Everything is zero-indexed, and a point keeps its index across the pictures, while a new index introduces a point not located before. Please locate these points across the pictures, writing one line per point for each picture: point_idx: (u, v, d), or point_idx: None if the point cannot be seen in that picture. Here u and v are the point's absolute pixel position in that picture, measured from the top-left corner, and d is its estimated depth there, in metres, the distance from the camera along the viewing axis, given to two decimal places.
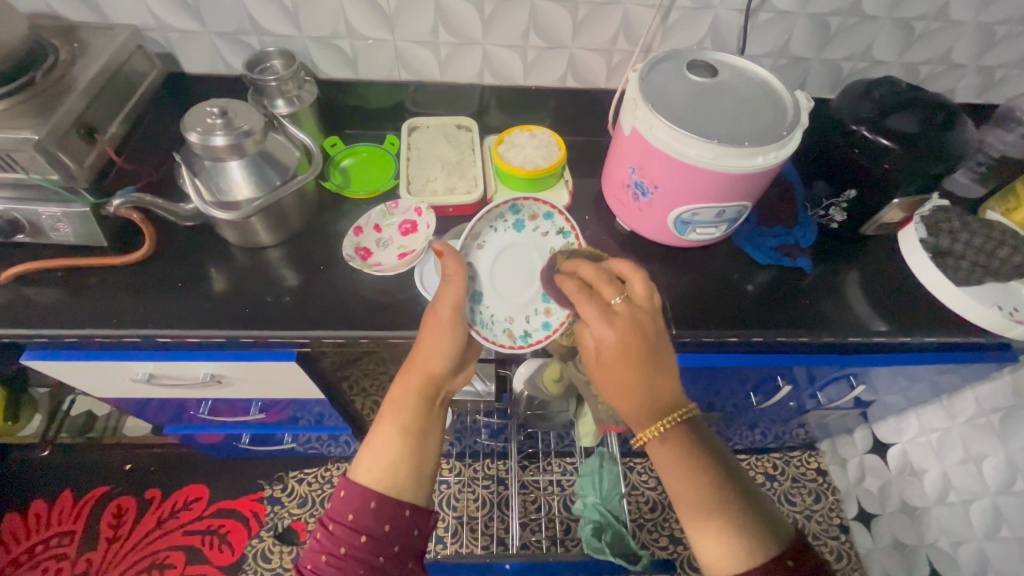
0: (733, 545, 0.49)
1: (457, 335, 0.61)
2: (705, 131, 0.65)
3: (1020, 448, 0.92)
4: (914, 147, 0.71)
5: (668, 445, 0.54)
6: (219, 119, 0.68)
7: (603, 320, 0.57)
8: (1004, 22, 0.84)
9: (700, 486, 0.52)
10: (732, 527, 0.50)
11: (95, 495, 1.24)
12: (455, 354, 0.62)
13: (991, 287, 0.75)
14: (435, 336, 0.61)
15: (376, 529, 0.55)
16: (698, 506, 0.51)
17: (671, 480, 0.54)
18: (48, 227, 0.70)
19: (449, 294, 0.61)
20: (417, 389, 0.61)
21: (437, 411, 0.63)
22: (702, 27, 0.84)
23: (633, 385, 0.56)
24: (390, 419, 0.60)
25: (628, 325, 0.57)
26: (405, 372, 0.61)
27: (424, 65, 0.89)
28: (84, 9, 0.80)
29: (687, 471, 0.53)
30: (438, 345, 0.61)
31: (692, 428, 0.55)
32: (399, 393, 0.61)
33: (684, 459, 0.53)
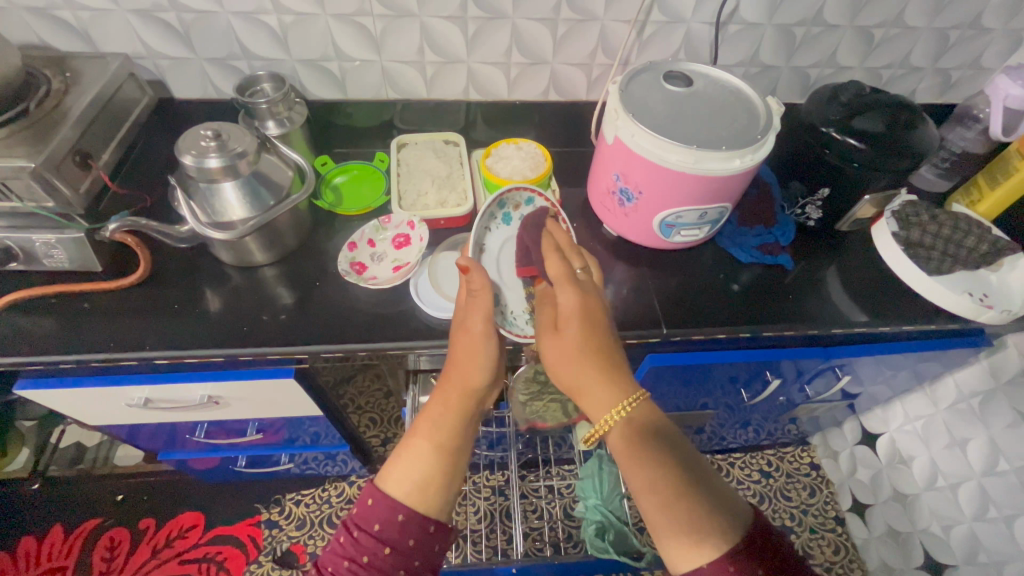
0: (695, 534, 0.48)
1: (492, 350, 0.63)
2: (683, 137, 0.68)
3: (1001, 429, 0.96)
4: (881, 145, 0.75)
5: (626, 432, 0.54)
6: (212, 142, 0.69)
7: (570, 280, 0.60)
8: (957, 27, 0.90)
9: (658, 478, 0.51)
10: (689, 519, 0.48)
11: (87, 528, 1.22)
12: (494, 370, 0.64)
13: (960, 276, 0.79)
14: (473, 350, 0.63)
15: (401, 542, 0.55)
16: (654, 497, 0.50)
17: (629, 471, 0.53)
18: (42, 253, 0.72)
19: (480, 307, 0.63)
20: (458, 406, 0.62)
21: (471, 426, 0.64)
22: (676, 40, 0.89)
23: (587, 360, 0.58)
24: (425, 434, 0.61)
25: (591, 293, 0.61)
26: (443, 389, 0.63)
27: (410, 83, 0.92)
28: (74, 40, 0.82)
29: (644, 462, 0.52)
30: (476, 362, 0.63)
31: (647, 417, 0.55)
32: (438, 410, 0.62)
33: (640, 449, 0.53)
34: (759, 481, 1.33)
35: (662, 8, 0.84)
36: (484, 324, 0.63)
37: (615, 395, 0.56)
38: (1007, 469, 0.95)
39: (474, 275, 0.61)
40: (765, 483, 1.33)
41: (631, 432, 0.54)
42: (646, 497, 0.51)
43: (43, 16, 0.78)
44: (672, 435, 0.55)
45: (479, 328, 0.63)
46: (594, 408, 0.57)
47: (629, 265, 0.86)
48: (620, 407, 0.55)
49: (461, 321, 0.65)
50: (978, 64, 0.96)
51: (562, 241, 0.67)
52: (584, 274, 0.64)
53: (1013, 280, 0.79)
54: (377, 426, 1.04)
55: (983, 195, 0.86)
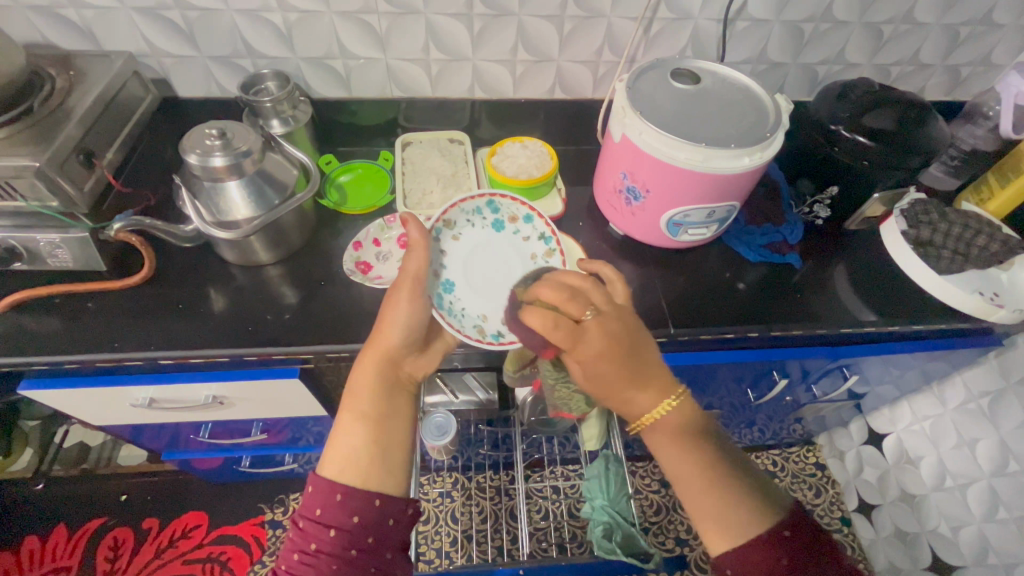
0: (734, 528, 0.49)
1: (409, 314, 0.63)
2: (691, 135, 0.68)
3: (1011, 429, 0.95)
4: (892, 143, 0.74)
5: (667, 432, 0.53)
6: (218, 141, 0.68)
7: (576, 343, 0.52)
8: (968, 23, 0.89)
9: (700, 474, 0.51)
10: (729, 512, 0.49)
11: (90, 528, 1.21)
12: (411, 328, 0.63)
13: (971, 275, 0.78)
14: (389, 314, 0.63)
15: (345, 522, 0.55)
16: (694, 490, 0.51)
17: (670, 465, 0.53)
18: (46, 253, 0.71)
19: (403, 273, 0.63)
20: (379, 372, 0.61)
21: (402, 392, 0.63)
22: (682, 37, 0.88)
23: (619, 392, 0.54)
24: (350, 408, 0.60)
25: (610, 337, 0.53)
26: (363, 358, 0.63)
27: (415, 81, 0.91)
28: (79, 39, 0.81)
29: (685, 457, 0.52)
30: (388, 321, 0.63)
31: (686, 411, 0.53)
32: (358, 379, 0.61)
33: (682, 446, 0.52)
34: None
35: (669, 4, 0.83)
36: (401, 291, 0.63)
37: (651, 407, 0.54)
38: (1017, 469, 0.94)
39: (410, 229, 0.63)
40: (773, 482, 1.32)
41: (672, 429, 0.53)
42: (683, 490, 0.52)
43: (48, 14, 0.78)
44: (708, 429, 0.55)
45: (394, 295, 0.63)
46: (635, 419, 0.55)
47: (635, 264, 0.85)
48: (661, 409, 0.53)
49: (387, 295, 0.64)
50: (988, 61, 0.95)
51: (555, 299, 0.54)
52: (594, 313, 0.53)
53: None
54: None
55: (993, 193, 0.85)
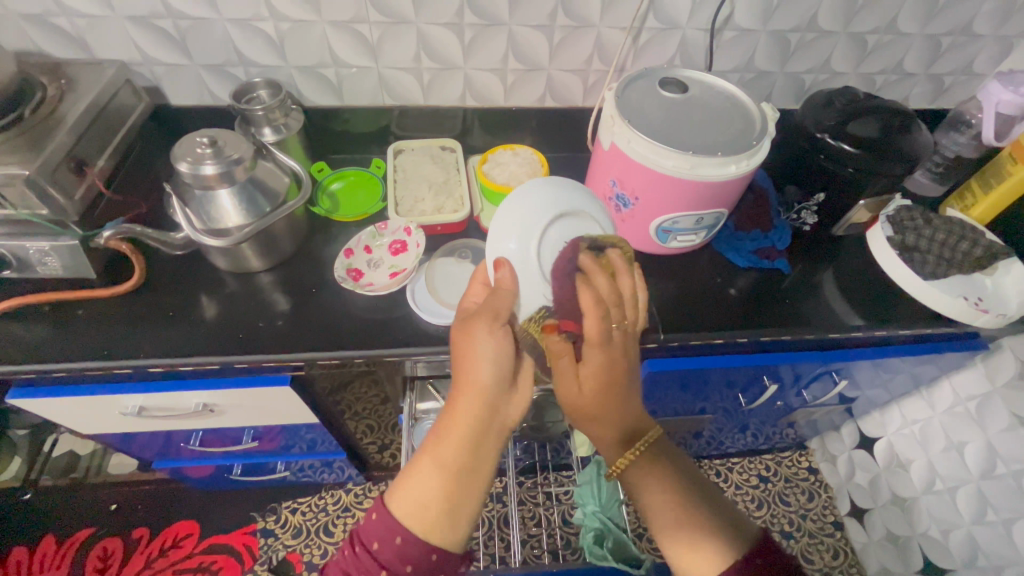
0: (709, 549, 0.53)
1: (492, 340, 0.55)
2: (678, 143, 0.69)
3: (998, 433, 0.96)
4: (876, 150, 0.75)
5: (643, 467, 0.57)
6: (208, 149, 0.68)
7: (602, 341, 0.54)
8: (949, 33, 0.90)
9: (675, 499, 0.56)
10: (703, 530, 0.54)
11: (79, 538, 1.20)
12: (499, 360, 0.55)
13: (955, 280, 0.79)
14: (470, 347, 0.56)
15: (398, 570, 0.52)
16: (671, 515, 0.55)
17: (647, 495, 0.57)
18: (36, 261, 0.71)
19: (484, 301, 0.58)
20: (466, 413, 0.54)
21: (492, 439, 0.55)
22: (671, 46, 0.89)
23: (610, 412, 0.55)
24: (430, 449, 0.55)
25: (620, 355, 0.55)
26: (452, 393, 0.56)
27: (407, 89, 0.92)
28: (70, 47, 0.81)
29: (663, 487, 0.56)
30: (476, 353, 0.55)
31: (659, 448, 0.59)
32: (442, 419, 0.55)
33: (655, 474, 0.57)
34: (758, 485, 1.34)
35: (658, 14, 0.84)
36: (482, 319, 0.56)
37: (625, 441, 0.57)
38: (1005, 473, 0.95)
39: (504, 271, 0.59)
40: (763, 487, 1.34)
41: (648, 461, 0.57)
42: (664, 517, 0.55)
43: (39, 22, 0.78)
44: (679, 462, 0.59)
45: (476, 328, 0.56)
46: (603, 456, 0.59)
47: None
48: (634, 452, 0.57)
49: (464, 322, 0.57)
50: (970, 71, 0.97)
51: (601, 293, 0.56)
52: (622, 331, 0.56)
53: (1009, 283, 0.80)
54: (374, 434, 1.04)
55: (977, 199, 0.86)
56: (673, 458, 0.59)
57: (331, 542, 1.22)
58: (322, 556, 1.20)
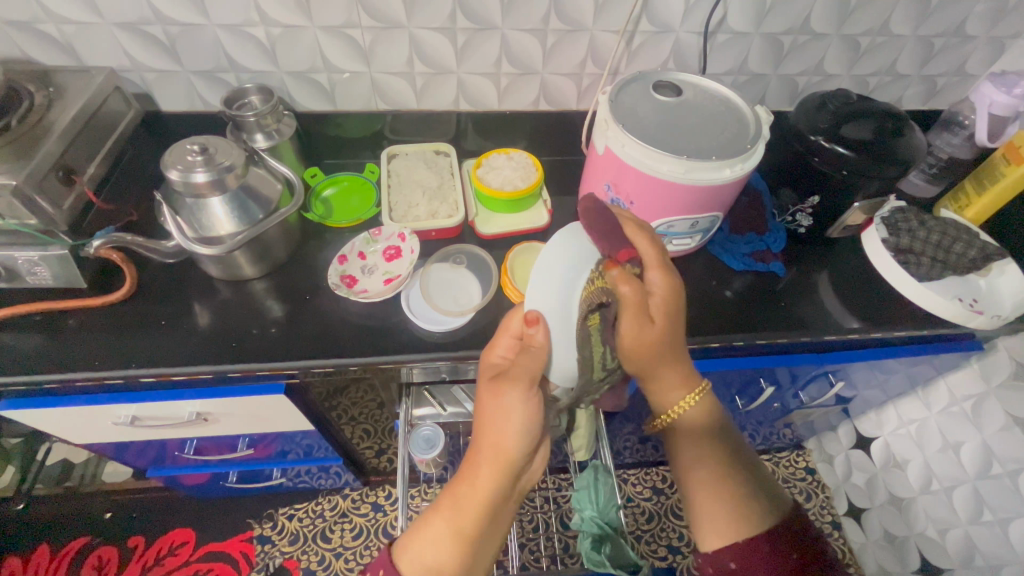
0: (739, 514, 0.56)
1: (528, 413, 0.55)
2: (673, 147, 0.68)
3: (994, 433, 0.96)
4: (869, 152, 0.74)
5: (694, 420, 0.60)
6: (199, 156, 0.68)
7: (663, 264, 0.56)
8: (942, 34, 0.91)
9: (717, 458, 0.59)
10: (736, 495, 0.57)
11: (74, 547, 1.19)
12: (532, 436, 0.56)
13: (952, 281, 0.80)
14: (506, 418, 0.55)
15: None
16: (710, 473, 0.58)
17: (691, 448, 0.60)
18: (25, 271, 0.71)
19: (522, 366, 0.53)
20: (491, 484, 0.56)
21: (505, 505, 0.59)
22: (665, 49, 0.89)
23: (671, 350, 0.57)
24: (448, 513, 0.56)
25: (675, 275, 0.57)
26: (479, 460, 0.57)
27: (400, 93, 0.91)
28: (59, 54, 0.81)
29: (706, 443, 0.60)
30: (509, 426, 0.55)
31: (711, 406, 0.61)
32: (466, 486, 0.57)
33: (702, 431, 0.60)
34: None
35: (650, 18, 0.84)
36: (520, 388, 0.54)
37: (679, 387, 0.60)
38: (1001, 472, 0.95)
39: (540, 330, 0.51)
40: None
41: (698, 415, 0.60)
42: (703, 471, 0.58)
43: (27, 29, 0.77)
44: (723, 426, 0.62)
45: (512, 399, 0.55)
46: (656, 400, 0.62)
47: None
48: (687, 399, 0.60)
49: (499, 387, 0.56)
50: (962, 72, 0.97)
51: (630, 217, 0.60)
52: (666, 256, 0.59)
53: (1004, 284, 0.80)
54: (371, 438, 1.04)
55: (970, 200, 0.86)
56: (720, 420, 0.62)
57: (328, 548, 1.21)
58: (320, 563, 1.20)
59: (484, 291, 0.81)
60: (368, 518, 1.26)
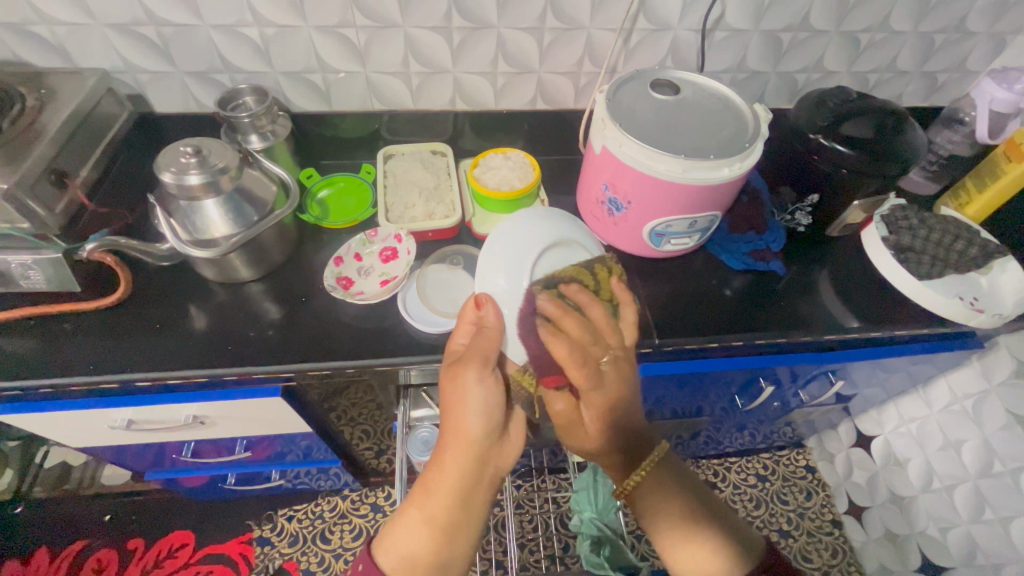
0: (705, 565, 0.55)
1: (481, 391, 0.57)
2: (671, 147, 0.68)
3: (996, 431, 0.95)
4: (869, 150, 0.74)
5: (647, 490, 0.59)
6: (193, 158, 0.67)
7: (595, 387, 0.56)
8: (942, 31, 0.90)
9: (676, 519, 0.58)
10: (703, 550, 0.56)
11: (73, 550, 1.19)
12: (488, 415, 0.57)
13: (953, 279, 0.79)
14: (462, 400, 0.57)
15: None
16: (671, 535, 0.57)
17: (649, 515, 0.59)
18: (19, 275, 0.70)
19: (478, 347, 0.59)
20: (455, 469, 0.56)
21: (477, 496, 0.58)
22: (663, 47, 0.88)
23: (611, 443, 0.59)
24: (418, 504, 0.57)
25: (613, 391, 0.57)
26: (443, 447, 0.58)
27: (396, 93, 0.91)
28: (51, 56, 0.80)
29: (662, 507, 0.58)
30: (464, 408, 0.57)
31: (665, 470, 0.60)
32: (432, 474, 0.57)
33: (657, 497, 0.59)
34: (756, 485, 1.34)
35: (648, 16, 0.83)
36: (472, 366, 0.58)
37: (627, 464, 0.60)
38: (1002, 471, 0.95)
39: (489, 309, 0.61)
40: (761, 487, 1.34)
41: (651, 486, 0.59)
42: (664, 534, 0.58)
43: (18, 31, 0.77)
44: (685, 481, 0.60)
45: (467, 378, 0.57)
46: (612, 472, 0.61)
47: None
48: (635, 478, 0.59)
49: (454, 370, 0.59)
50: (963, 68, 0.96)
51: (575, 334, 0.57)
52: (612, 361, 0.57)
53: (1006, 282, 0.79)
54: (371, 440, 1.03)
55: (971, 197, 0.85)
56: (682, 474, 0.61)
57: (327, 550, 1.21)
58: (319, 564, 1.19)
59: None
60: (368, 520, 1.25)
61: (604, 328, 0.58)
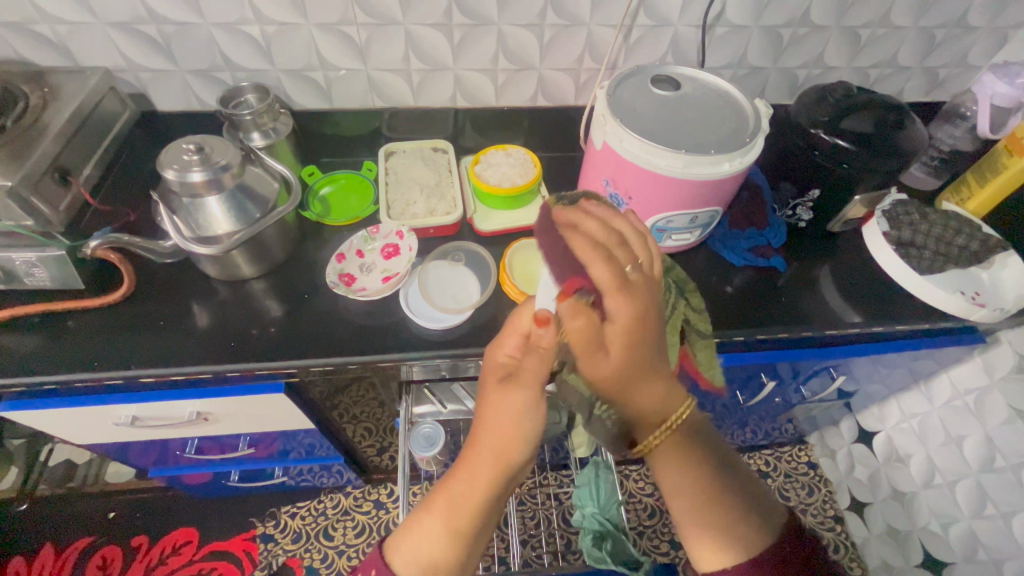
0: (723, 542, 0.51)
1: (536, 421, 0.53)
2: (672, 142, 0.68)
3: (998, 426, 0.95)
4: (870, 145, 0.74)
5: (673, 448, 0.52)
6: (195, 156, 0.68)
7: (622, 288, 0.48)
8: (943, 26, 0.90)
9: (701, 485, 0.52)
10: (725, 523, 0.52)
11: (78, 547, 1.20)
12: (537, 443, 0.54)
13: (953, 274, 0.79)
14: (514, 423, 0.53)
15: None
16: (694, 504, 0.52)
17: (670, 477, 0.53)
18: (23, 272, 0.70)
19: (536, 369, 0.51)
20: (492, 488, 0.54)
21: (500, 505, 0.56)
22: (663, 43, 0.88)
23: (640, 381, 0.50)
24: (444, 515, 0.54)
25: (642, 301, 0.48)
26: (480, 463, 0.53)
27: (397, 91, 0.91)
28: (53, 54, 0.80)
29: (687, 471, 0.52)
30: (516, 434, 0.53)
31: (693, 427, 0.54)
32: (462, 487, 0.54)
33: (684, 457, 0.52)
34: None
35: (648, 12, 0.84)
36: (531, 393, 0.52)
37: (657, 411, 0.51)
38: (1004, 466, 0.95)
39: (549, 331, 0.49)
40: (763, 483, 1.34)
41: (677, 444, 0.52)
42: (683, 503, 0.52)
43: (21, 31, 0.77)
44: (711, 441, 0.55)
45: (523, 404, 0.52)
46: (631, 420, 0.53)
47: None
48: (665, 428, 0.51)
49: (507, 390, 0.53)
50: (964, 63, 0.96)
51: (596, 237, 0.51)
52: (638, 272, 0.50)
53: (1006, 278, 0.79)
54: (373, 437, 1.03)
55: (972, 192, 0.85)
56: (707, 432, 0.55)
57: (331, 546, 1.22)
58: (322, 561, 1.20)
59: (483, 288, 0.81)
60: (371, 516, 1.26)
61: (631, 241, 0.52)
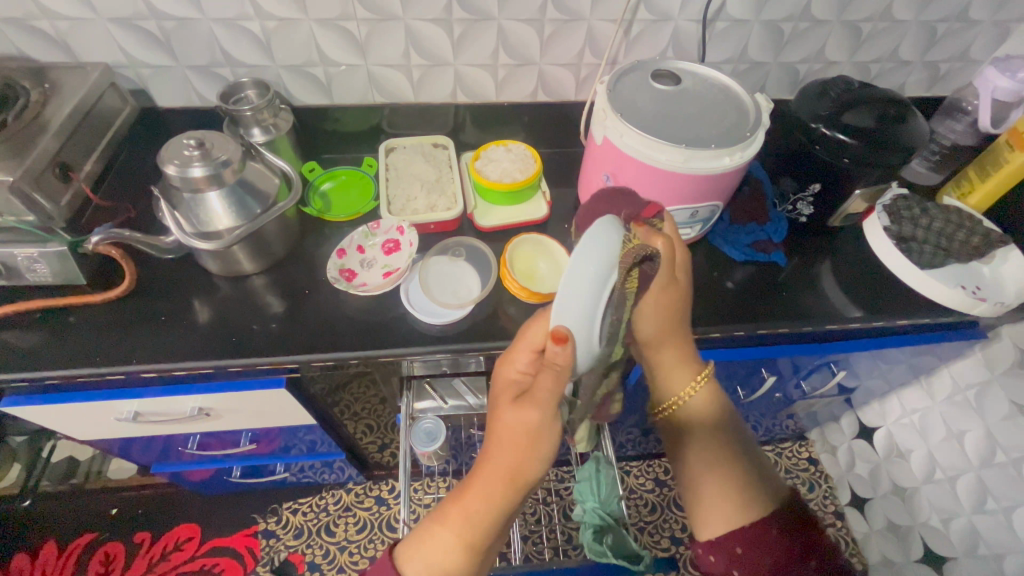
0: (739, 504, 0.55)
1: (549, 438, 0.52)
2: (672, 136, 0.68)
3: (998, 421, 0.95)
4: (870, 139, 0.74)
5: (697, 409, 0.59)
6: (196, 151, 0.68)
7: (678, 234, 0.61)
8: (944, 20, 0.90)
9: (720, 448, 0.58)
10: (740, 487, 0.55)
11: (81, 543, 1.20)
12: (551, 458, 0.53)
13: (955, 269, 0.79)
14: (528, 443, 0.51)
15: None
16: (712, 464, 0.57)
17: (693, 441, 0.58)
18: (24, 268, 0.70)
19: (547, 387, 0.49)
20: (504, 501, 0.54)
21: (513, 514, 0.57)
22: (664, 37, 0.88)
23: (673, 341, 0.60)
24: (457, 527, 0.55)
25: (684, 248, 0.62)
26: (493, 479, 0.53)
27: (397, 86, 0.91)
28: (54, 50, 0.80)
29: (708, 435, 0.58)
30: (530, 453, 0.52)
31: (713, 400, 0.60)
32: (476, 502, 0.54)
33: (706, 420, 0.59)
34: None
35: (648, 6, 0.83)
36: (542, 414, 0.50)
37: (684, 372, 0.60)
38: (1004, 461, 0.95)
39: (564, 351, 0.45)
40: None
41: (700, 409, 0.60)
42: (703, 465, 0.57)
43: (21, 27, 0.77)
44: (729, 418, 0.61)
45: (533, 422, 0.51)
46: (663, 386, 0.61)
47: None
48: (692, 387, 0.60)
49: (519, 410, 0.51)
50: (966, 57, 0.96)
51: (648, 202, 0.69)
52: None
53: (1008, 271, 0.79)
54: (374, 433, 1.04)
55: (973, 187, 0.85)
56: (725, 411, 0.61)
57: (332, 542, 1.22)
58: (323, 557, 1.20)
59: (483, 283, 0.81)
60: (372, 512, 1.26)
61: None
